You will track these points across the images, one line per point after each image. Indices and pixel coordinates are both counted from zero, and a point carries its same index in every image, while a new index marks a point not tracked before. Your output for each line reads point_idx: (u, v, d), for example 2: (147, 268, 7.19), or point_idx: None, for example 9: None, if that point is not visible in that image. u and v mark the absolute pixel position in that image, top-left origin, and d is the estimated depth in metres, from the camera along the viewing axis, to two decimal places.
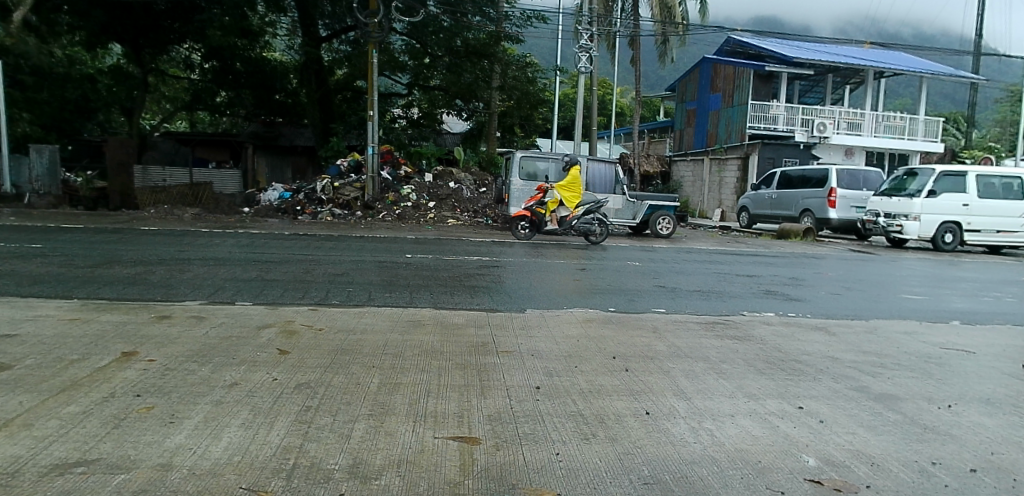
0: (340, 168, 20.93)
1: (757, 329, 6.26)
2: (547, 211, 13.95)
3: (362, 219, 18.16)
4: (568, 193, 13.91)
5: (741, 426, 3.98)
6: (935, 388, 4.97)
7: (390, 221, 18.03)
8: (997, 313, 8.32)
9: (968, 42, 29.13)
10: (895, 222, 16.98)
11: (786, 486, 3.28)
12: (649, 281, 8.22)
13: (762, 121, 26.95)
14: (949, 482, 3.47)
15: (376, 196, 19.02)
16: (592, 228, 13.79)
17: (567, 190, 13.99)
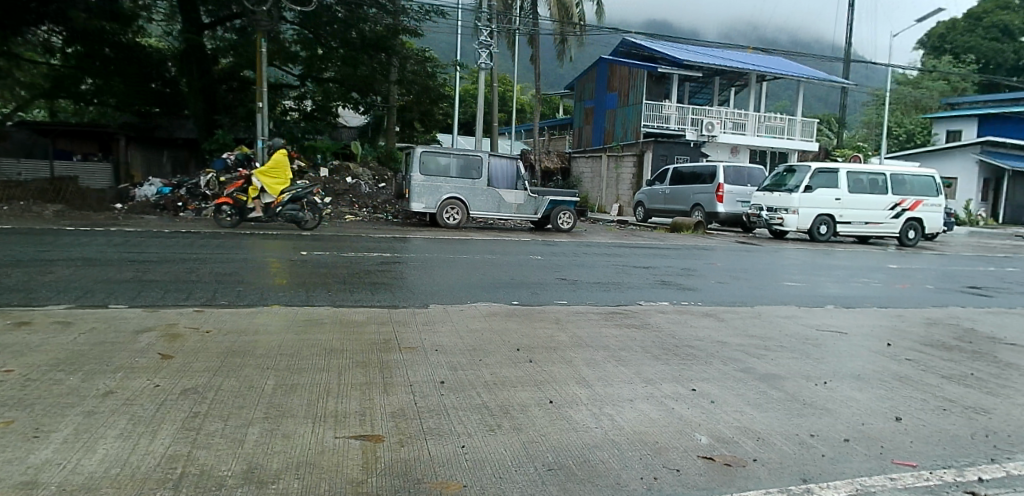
0: (227, 162, 19.91)
1: (653, 317, 6.51)
2: (249, 197, 14.94)
3: None
4: (271, 181, 14.97)
5: (639, 410, 4.12)
6: (812, 366, 5.36)
7: None
8: (866, 297, 9.07)
9: (838, 50, 31.58)
10: (776, 216, 18.19)
11: (682, 465, 3.42)
12: (551, 274, 8.38)
13: (655, 120, 27.96)
14: (825, 451, 3.75)
15: None
16: (294, 213, 15.01)
17: (271, 178, 15.06)
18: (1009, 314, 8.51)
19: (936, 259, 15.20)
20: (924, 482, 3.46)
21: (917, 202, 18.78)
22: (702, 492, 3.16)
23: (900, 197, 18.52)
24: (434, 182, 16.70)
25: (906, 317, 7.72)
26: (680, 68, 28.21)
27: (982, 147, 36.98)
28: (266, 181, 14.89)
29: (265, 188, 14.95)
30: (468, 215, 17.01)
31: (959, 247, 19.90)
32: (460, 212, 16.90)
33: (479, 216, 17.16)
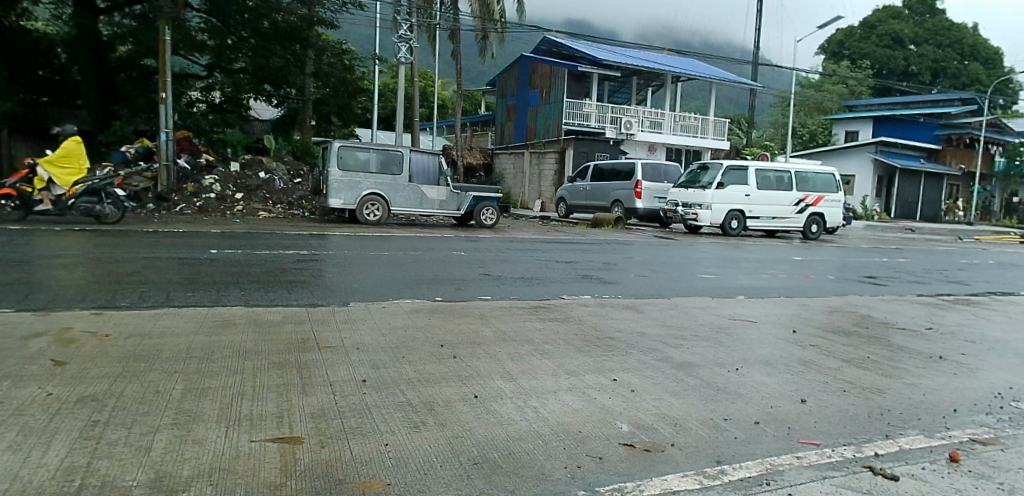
0: (126, 155, 18.90)
1: (575, 310, 6.62)
2: (34, 189, 13.50)
3: (156, 212, 16.57)
4: (61, 171, 13.59)
5: (563, 401, 4.18)
6: (725, 354, 5.60)
7: (190, 214, 16.66)
8: (773, 288, 9.56)
9: (747, 53, 33.05)
10: (691, 211, 18.86)
11: (604, 453, 3.49)
12: (475, 270, 8.38)
13: (576, 117, 28.62)
14: (738, 434, 3.92)
15: (173, 186, 17.47)
16: (93, 207, 13.82)
17: (61, 168, 13.62)
18: (900, 301, 9.19)
19: (836, 251, 16.20)
20: (826, 459, 3.68)
21: (819, 198, 19.97)
22: (624, 478, 3.24)
23: (803, 194, 19.63)
24: (354, 177, 16.37)
25: (811, 305, 8.19)
26: (599, 67, 28.80)
27: (876, 146, 39.66)
28: (56, 172, 13.51)
29: (55, 179, 13.57)
30: (389, 211, 16.78)
31: (856, 239, 21.29)
32: (381, 208, 16.65)
33: (400, 212, 16.94)
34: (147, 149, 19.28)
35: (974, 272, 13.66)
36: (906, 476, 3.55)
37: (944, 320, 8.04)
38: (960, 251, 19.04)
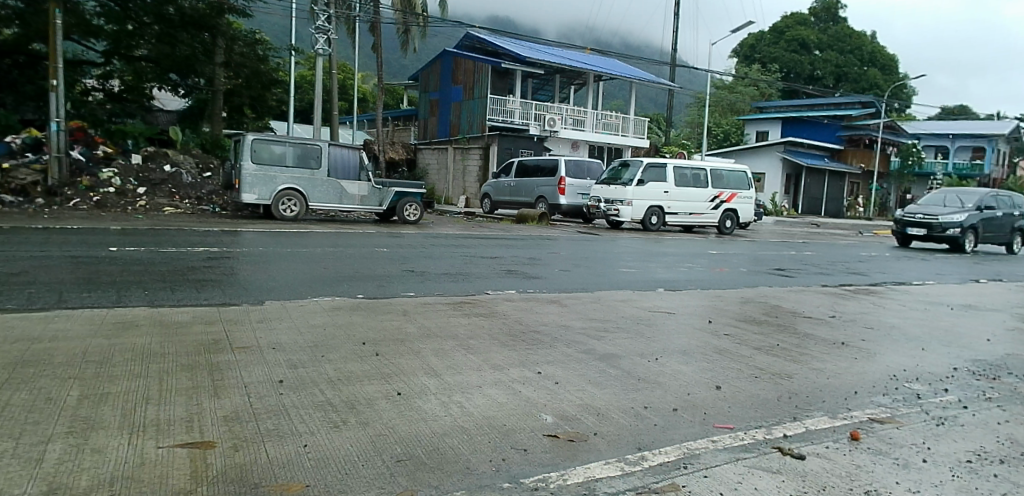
0: (11, 146, 17.56)
1: (500, 305, 6.64)
2: None
3: (47, 207, 15.44)
4: None
5: (487, 395, 4.17)
6: (646, 345, 5.75)
7: (86, 209, 15.63)
8: (691, 280, 9.90)
9: (665, 54, 34.06)
10: (613, 207, 19.29)
11: (529, 445, 3.51)
12: (397, 266, 8.25)
13: (499, 114, 28.67)
14: (658, 421, 4.03)
15: (65, 180, 16.30)
16: None
17: None
18: (807, 291, 9.71)
19: (748, 245, 16.96)
20: (740, 441, 3.83)
21: (732, 194, 20.84)
22: (547, 469, 3.27)
23: (718, 191, 20.42)
24: (268, 171, 15.79)
25: (725, 297, 8.53)
26: (522, 65, 28.96)
27: (784, 146, 41.81)
28: None
29: None
30: (307, 207, 16.30)
31: (767, 234, 22.36)
32: (298, 204, 16.16)
33: (319, 208, 16.50)
34: (36, 140, 17.95)
35: (872, 264, 14.62)
36: (812, 455, 3.74)
37: (846, 308, 8.56)
38: (859, 244, 20.33)
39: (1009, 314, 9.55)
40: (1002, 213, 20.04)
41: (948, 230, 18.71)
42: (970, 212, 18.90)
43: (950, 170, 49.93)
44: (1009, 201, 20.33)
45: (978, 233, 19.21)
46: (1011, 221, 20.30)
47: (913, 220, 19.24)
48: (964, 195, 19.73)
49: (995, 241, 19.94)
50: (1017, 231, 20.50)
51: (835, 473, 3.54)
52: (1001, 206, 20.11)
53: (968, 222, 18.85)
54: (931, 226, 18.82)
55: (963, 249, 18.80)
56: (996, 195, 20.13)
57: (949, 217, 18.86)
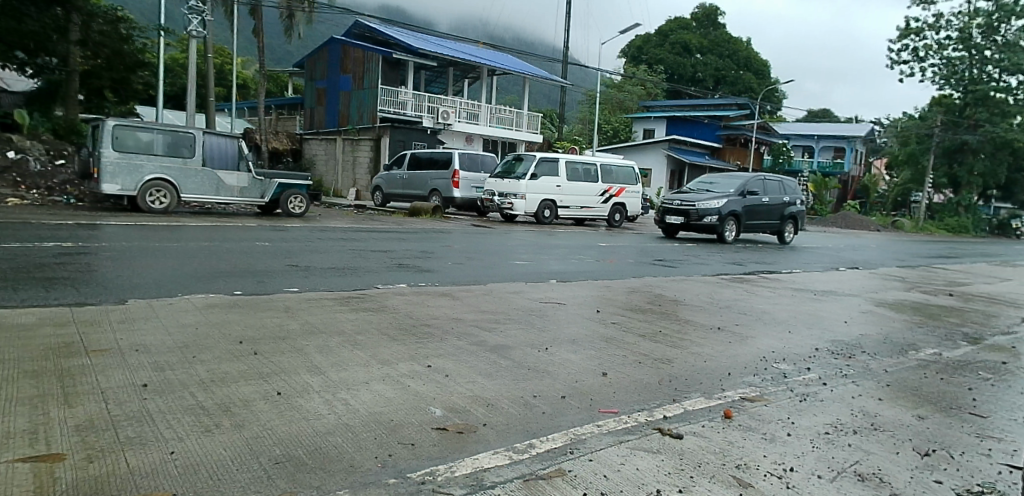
0: None
1: (390, 299, 6.51)
2: None
3: None
4: None
5: (375, 391, 4.06)
6: (537, 335, 5.84)
7: None
8: (582, 272, 10.16)
9: (557, 51, 34.72)
10: (507, 200, 19.43)
11: (416, 439, 3.44)
12: (280, 261, 7.90)
13: (391, 105, 27.99)
14: (547, 409, 4.08)
15: None
16: None
17: None
18: (688, 280, 10.22)
19: (636, 237, 17.61)
20: (623, 425, 3.95)
21: (621, 189, 21.55)
22: (434, 462, 3.23)
23: (608, 185, 21.08)
24: (134, 160, 14.67)
25: (613, 287, 8.81)
26: (414, 56, 28.58)
27: (669, 144, 43.82)
28: None
29: None
30: (178, 198, 15.34)
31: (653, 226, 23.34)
32: (169, 195, 15.18)
33: (192, 200, 15.56)
34: None
35: (747, 254, 15.62)
36: (689, 434, 3.93)
37: (723, 296, 9.08)
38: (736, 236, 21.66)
39: (863, 299, 10.48)
40: (770, 199, 19.22)
41: (705, 218, 17.54)
42: (729, 198, 17.89)
43: (816, 168, 54.32)
44: (778, 187, 19.59)
45: (740, 221, 18.24)
46: (781, 208, 19.52)
47: (673, 207, 18.10)
48: (729, 180, 18.71)
49: (760, 229, 19.05)
50: (785, 219, 19.53)
51: (710, 450, 3.74)
52: (769, 191, 19.28)
53: (726, 209, 17.80)
54: (687, 212, 17.72)
55: (723, 237, 17.77)
56: (766, 181, 19.32)
57: (707, 203, 17.79)
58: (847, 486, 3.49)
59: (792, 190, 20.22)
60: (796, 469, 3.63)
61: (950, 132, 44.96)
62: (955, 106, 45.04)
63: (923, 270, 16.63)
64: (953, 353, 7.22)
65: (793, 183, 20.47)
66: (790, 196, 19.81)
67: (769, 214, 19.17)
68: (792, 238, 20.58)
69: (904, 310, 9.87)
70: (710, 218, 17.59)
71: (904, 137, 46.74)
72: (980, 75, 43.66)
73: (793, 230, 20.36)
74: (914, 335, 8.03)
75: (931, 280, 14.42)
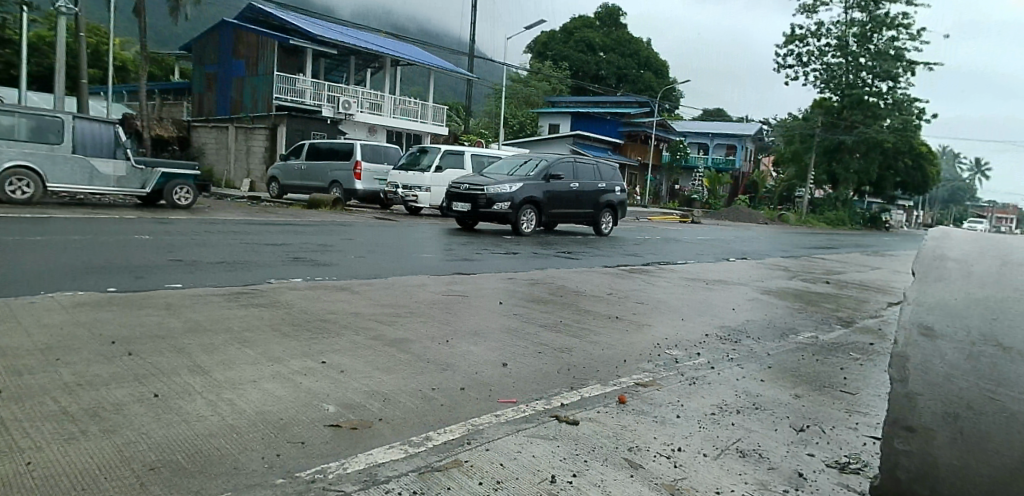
0: None
1: (284, 294, 6.25)
2: None
3: None
4: None
5: (264, 390, 3.88)
6: (438, 327, 5.79)
7: None
8: (486, 264, 10.18)
9: (463, 43, 34.57)
10: (411, 193, 19.30)
11: (307, 438, 3.32)
12: (162, 255, 7.41)
13: (288, 93, 26.98)
14: (444, 401, 4.05)
15: None
16: None
17: None
18: (589, 272, 10.47)
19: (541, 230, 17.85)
20: (521, 414, 3.98)
21: None
22: (326, 460, 3.12)
23: None
24: None
25: (516, 278, 8.88)
26: (313, 43, 27.60)
27: (573, 139, 44.75)
28: None
29: None
30: (44, 189, 14.10)
31: None
32: (34, 185, 13.96)
33: (60, 190, 14.29)
34: None
35: (645, 246, 16.21)
36: (585, 420, 4.02)
37: (622, 286, 9.37)
38: (635, 229, 22.46)
39: (751, 287, 11.11)
40: (582, 184, 16.91)
41: (495, 205, 14.98)
42: (525, 183, 15.41)
43: (710, 164, 57.15)
44: (594, 171, 17.31)
45: (542, 209, 15.84)
46: (597, 194, 17.30)
47: (460, 191, 15.48)
48: (532, 161, 16.25)
49: (565, 220, 16.61)
50: (597, 207, 17.24)
51: (604, 435, 3.83)
52: (581, 175, 16.96)
53: (521, 195, 15.33)
54: (474, 199, 15.08)
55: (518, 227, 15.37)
56: (580, 163, 17.03)
57: (499, 187, 15.28)
58: (730, 463, 3.70)
59: (614, 175, 18.10)
60: (684, 449, 3.80)
61: (829, 132, 48.61)
62: (834, 109, 48.64)
63: (804, 260, 17.87)
64: (827, 336, 7.80)
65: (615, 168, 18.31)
66: (607, 181, 17.58)
67: (581, 202, 16.86)
68: (610, 229, 18.35)
69: (786, 297, 10.57)
70: (501, 204, 15.08)
71: (789, 136, 50.09)
72: (855, 81, 47.46)
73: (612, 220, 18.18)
74: (794, 319, 8.61)
75: (811, 269, 15.52)
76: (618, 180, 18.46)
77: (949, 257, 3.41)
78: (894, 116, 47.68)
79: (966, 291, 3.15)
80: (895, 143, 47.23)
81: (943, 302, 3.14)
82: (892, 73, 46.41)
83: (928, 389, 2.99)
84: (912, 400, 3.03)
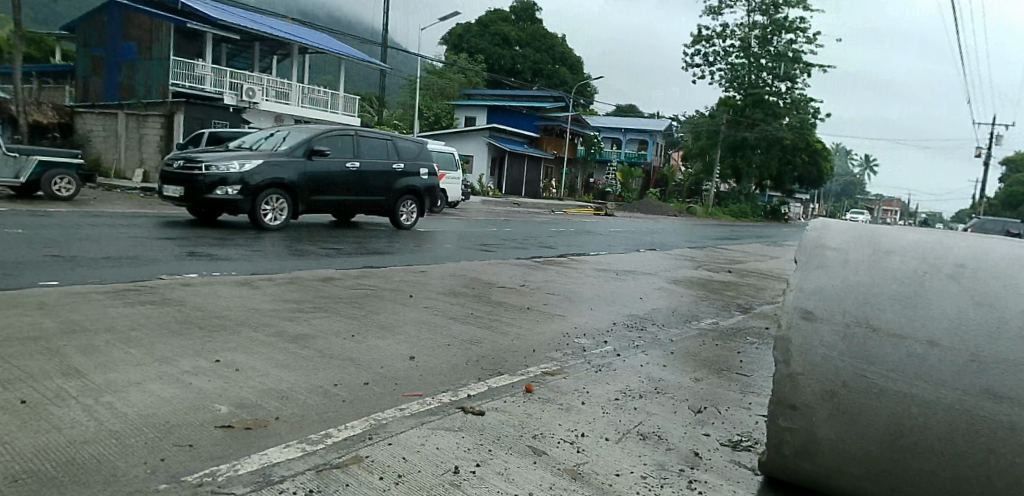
0: None
1: (177, 291, 5.92)
2: None
3: None
4: None
5: (150, 392, 3.65)
6: (343, 322, 5.64)
7: None
8: (397, 257, 10.03)
9: (375, 33, 33.85)
10: None
11: (197, 441, 3.14)
12: (38, 251, 6.85)
13: (187, 78, 25.68)
14: (347, 397, 3.94)
15: None
16: None
17: None
18: (502, 264, 10.50)
19: (456, 222, 17.79)
20: (426, 406, 3.94)
21: (441, 175, 21.66)
22: (216, 462, 2.97)
23: None
24: None
25: (428, 271, 8.78)
26: (214, 28, 26.27)
27: (489, 132, 44.78)
28: None
29: None
30: None
31: (472, 212, 23.73)
32: None
33: None
34: None
35: (559, 238, 16.45)
36: (491, 410, 4.02)
37: (534, 278, 9.45)
38: (549, 221, 22.76)
39: (658, 277, 11.48)
40: (361, 165, 13.91)
41: (216, 190, 11.90)
42: (264, 161, 12.37)
43: (623, 158, 58.81)
44: (381, 149, 14.31)
45: (289, 196, 12.73)
46: (384, 177, 14.34)
47: (174, 172, 12.17)
48: (286, 135, 13.06)
49: (332, 208, 13.68)
50: (381, 193, 14.40)
51: (510, 424, 3.85)
52: (361, 154, 13.97)
53: (257, 177, 12.31)
54: (191, 180, 11.97)
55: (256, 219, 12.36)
56: (362, 139, 14.04)
57: (225, 166, 12.04)
58: (631, 446, 3.82)
59: (419, 154, 15.21)
60: (586, 434, 3.88)
61: (733, 129, 51.01)
62: (737, 107, 51.05)
63: (709, 250, 18.67)
64: (727, 322, 8.18)
65: (421, 146, 15.32)
66: (400, 161, 14.58)
67: (358, 187, 13.88)
68: (411, 220, 15.57)
69: (690, 286, 10.99)
70: (224, 188, 11.96)
71: (697, 132, 52.18)
72: (757, 81, 50.00)
73: (417, 208, 15.32)
74: (698, 307, 8.97)
75: (715, 259, 16.24)
76: (424, 160, 15.71)
77: (828, 245, 3.49)
78: (791, 114, 50.58)
79: (843, 276, 3.32)
80: (793, 140, 50.15)
81: (821, 288, 3.30)
82: (790, 74, 49.22)
83: (809, 369, 3.18)
84: (795, 380, 3.21)
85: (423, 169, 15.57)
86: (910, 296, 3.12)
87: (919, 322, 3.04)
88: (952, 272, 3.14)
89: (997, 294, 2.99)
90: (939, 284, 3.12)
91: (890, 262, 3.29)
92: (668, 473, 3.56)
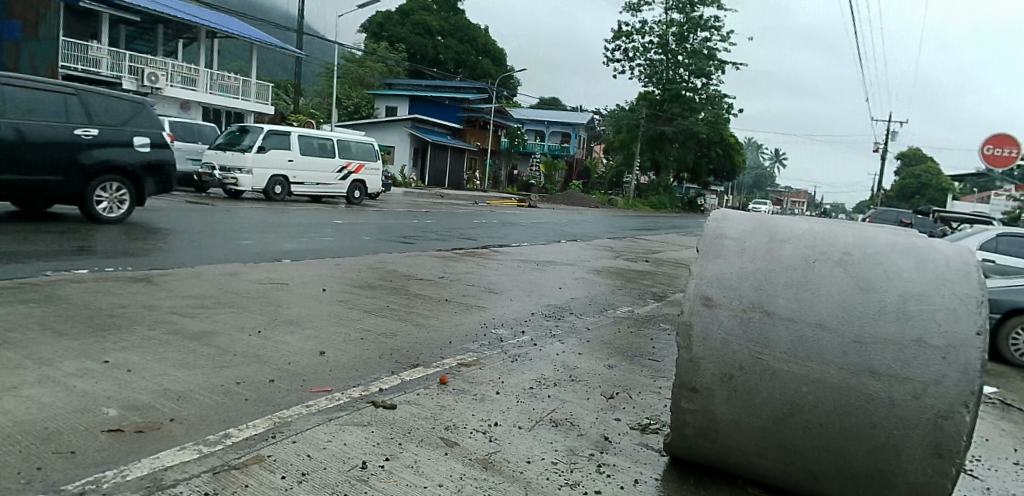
0: None
1: (64, 288, 5.52)
2: None
3: None
4: None
5: (27, 397, 3.38)
6: (249, 318, 5.42)
7: None
8: (311, 250, 9.74)
9: (290, 18, 32.68)
10: (230, 176, 17.87)
11: (79, 447, 2.94)
12: None
13: (82, 61, 24.18)
14: (249, 395, 3.78)
15: None
16: None
17: None
18: (421, 256, 10.38)
19: (375, 214, 17.47)
20: (335, 402, 3.84)
21: (360, 165, 21.19)
22: (102, 469, 2.79)
23: (346, 161, 20.57)
24: None
25: (344, 264, 8.57)
26: (112, 8, 24.63)
27: (411, 123, 44.19)
28: None
29: None
30: None
31: (392, 203, 23.37)
32: None
33: None
34: None
35: (481, 229, 16.43)
36: (402, 403, 3.96)
37: (454, 269, 9.39)
38: (472, 212, 22.69)
39: (577, 267, 11.65)
40: (14, 125, 9.53)
41: None
42: None
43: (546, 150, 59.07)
44: (55, 108, 10.00)
45: None
46: (66, 148, 10.13)
47: None
48: None
49: None
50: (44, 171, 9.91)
51: (421, 416, 3.80)
52: (10, 110, 9.54)
53: None
54: None
55: None
56: (13, 89, 9.62)
57: None
58: (544, 433, 3.85)
59: (133, 116, 11.07)
60: (499, 423, 3.89)
61: (652, 123, 52.43)
62: (656, 101, 52.54)
63: (628, 241, 19.13)
64: (642, 310, 8.40)
65: (141, 105, 11.18)
66: (94, 126, 10.41)
67: (7, 159, 9.53)
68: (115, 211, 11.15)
69: (609, 276, 11.21)
70: None
71: (618, 125, 53.32)
72: (674, 77, 51.61)
73: (131, 192, 11.32)
74: (615, 296, 9.16)
75: (633, 249, 16.65)
76: (149, 126, 11.35)
77: (727, 235, 3.58)
78: (707, 110, 52.52)
79: (740, 265, 3.43)
80: (708, 134, 52.08)
81: (721, 276, 3.41)
82: (705, 71, 51.03)
83: (708, 353, 3.30)
84: (695, 364, 3.33)
85: (138, 139, 11.16)
86: (801, 282, 3.27)
87: (808, 307, 3.20)
88: (839, 259, 3.32)
89: (876, 279, 3.19)
90: (827, 271, 3.29)
91: (782, 250, 3.44)
92: (579, 458, 3.62)
